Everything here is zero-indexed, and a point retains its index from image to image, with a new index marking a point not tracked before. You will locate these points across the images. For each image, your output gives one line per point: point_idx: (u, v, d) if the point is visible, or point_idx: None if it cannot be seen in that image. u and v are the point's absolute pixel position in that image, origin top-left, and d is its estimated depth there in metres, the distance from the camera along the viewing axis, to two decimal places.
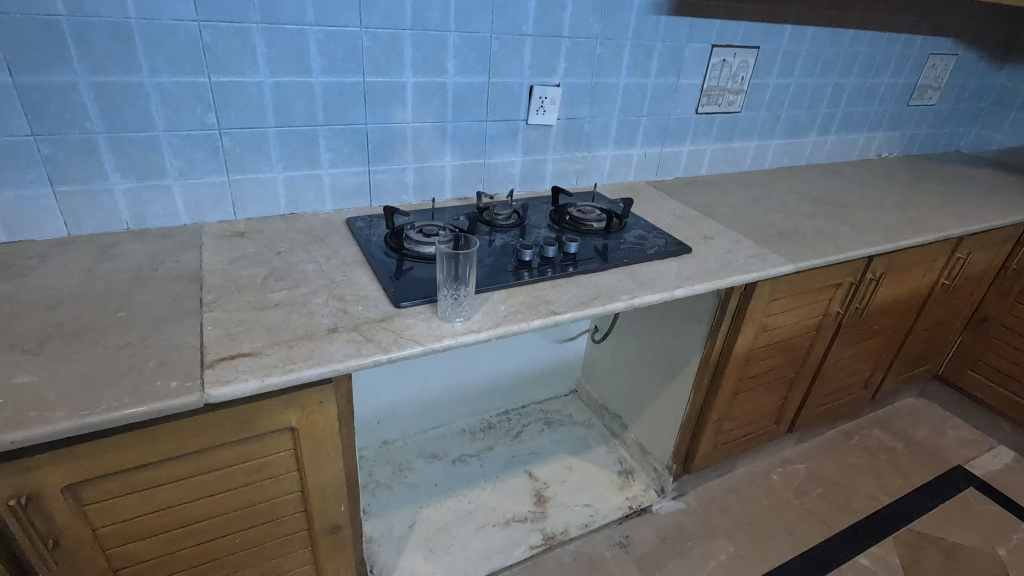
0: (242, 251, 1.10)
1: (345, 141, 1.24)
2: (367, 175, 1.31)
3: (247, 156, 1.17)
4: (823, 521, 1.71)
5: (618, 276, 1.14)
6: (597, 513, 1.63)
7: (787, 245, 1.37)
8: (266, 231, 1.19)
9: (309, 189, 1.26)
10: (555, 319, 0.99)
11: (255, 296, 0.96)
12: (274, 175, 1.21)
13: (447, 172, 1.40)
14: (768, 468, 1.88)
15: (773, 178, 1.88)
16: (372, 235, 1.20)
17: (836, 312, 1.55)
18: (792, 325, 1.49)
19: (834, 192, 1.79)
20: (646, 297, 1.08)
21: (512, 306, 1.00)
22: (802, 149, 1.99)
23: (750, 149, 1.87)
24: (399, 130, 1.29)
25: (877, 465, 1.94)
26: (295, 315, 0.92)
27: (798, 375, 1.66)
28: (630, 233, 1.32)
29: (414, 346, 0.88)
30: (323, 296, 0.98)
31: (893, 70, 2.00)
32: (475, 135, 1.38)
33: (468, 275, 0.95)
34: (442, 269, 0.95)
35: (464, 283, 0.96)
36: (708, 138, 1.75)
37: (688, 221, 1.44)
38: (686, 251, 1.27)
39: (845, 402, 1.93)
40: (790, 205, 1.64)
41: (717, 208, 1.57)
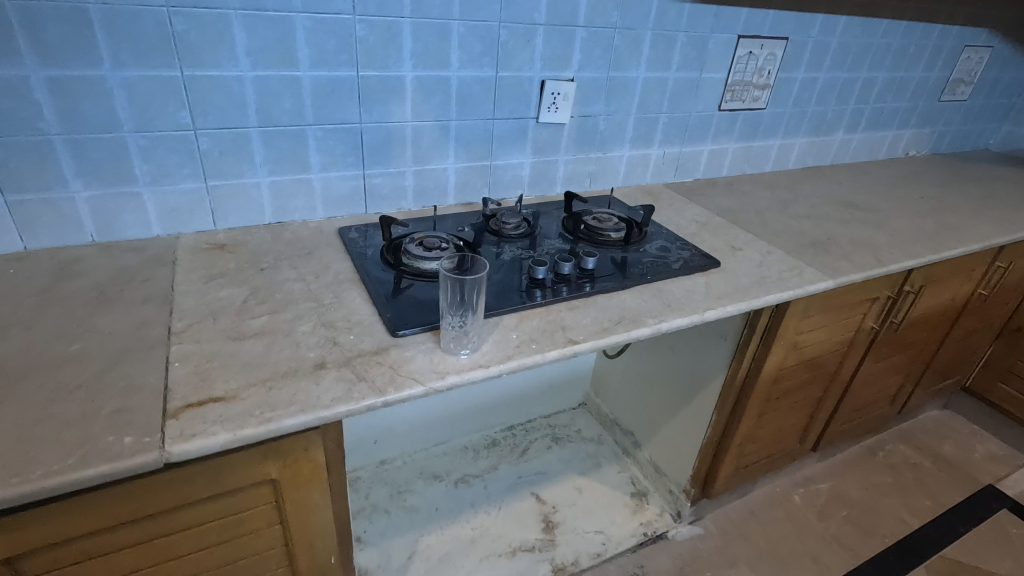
0: (221, 267, 0.98)
1: (337, 141, 1.12)
2: (362, 179, 1.18)
3: (227, 159, 1.04)
4: (850, 548, 1.60)
5: (641, 295, 1.02)
6: (609, 541, 1.52)
7: (822, 256, 1.25)
8: (248, 243, 1.07)
9: (297, 195, 1.14)
10: (573, 349, 0.87)
11: (232, 322, 0.85)
12: (257, 180, 1.09)
13: (451, 176, 1.27)
14: (789, 488, 1.77)
15: (798, 180, 1.75)
16: (367, 248, 1.08)
17: (870, 327, 1.43)
18: (824, 341, 1.38)
19: (864, 195, 1.66)
20: (673, 322, 0.96)
21: (525, 333, 0.89)
22: (828, 147, 1.87)
23: (774, 148, 1.74)
24: (397, 130, 1.16)
25: (903, 484, 1.83)
26: (277, 347, 0.80)
27: (826, 392, 1.55)
28: (651, 244, 1.20)
29: (413, 386, 0.76)
30: (310, 323, 0.86)
31: (927, 63, 1.87)
32: (480, 135, 1.25)
33: (476, 302, 0.84)
34: (446, 293, 0.83)
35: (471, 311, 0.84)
36: (731, 136, 1.62)
37: (713, 230, 1.31)
38: (713, 265, 1.15)
39: (871, 418, 1.82)
40: (820, 210, 1.51)
41: (742, 213, 1.44)
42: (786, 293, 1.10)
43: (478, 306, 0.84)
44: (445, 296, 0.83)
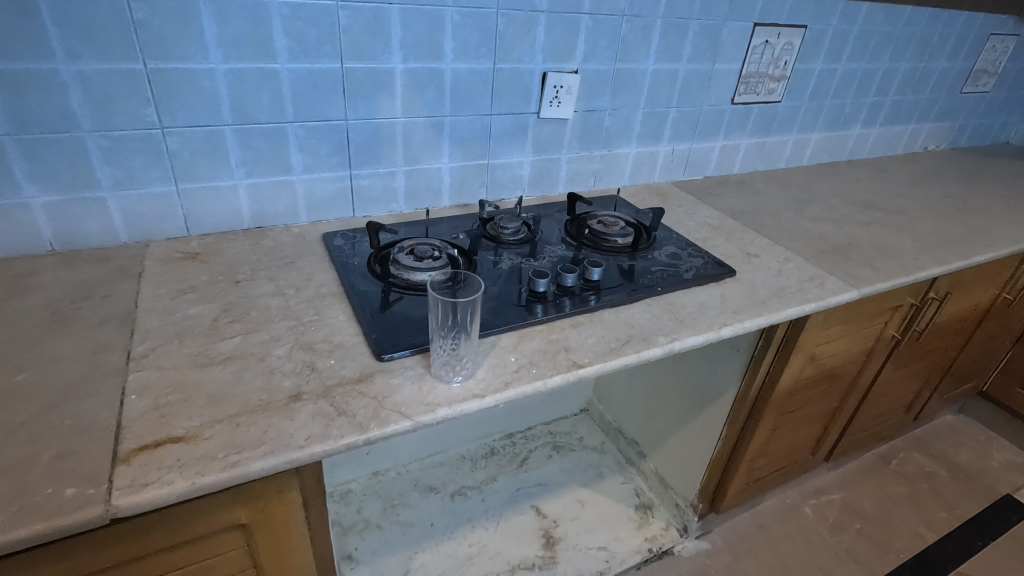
0: (192, 280, 0.90)
1: (320, 140, 1.03)
2: (349, 179, 1.09)
3: (199, 161, 0.95)
4: (864, 564, 1.53)
5: (652, 310, 0.94)
6: (613, 558, 1.45)
7: (844, 263, 1.16)
8: (225, 252, 0.98)
9: (278, 198, 1.05)
10: (578, 373, 0.79)
11: (199, 345, 0.76)
12: (234, 183, 1.00)
13: (445, 176, 1.18)
14: (799, 500, 1.70)
15: (813, 177, 1.66)
16: (353, 256, 0.99)
17: (890, 336, 1.35)
18: (842, 352, 1.30)
19: (884, 194, 1.57)
20: (687, 340, 0.88)
21: (524, 356, 0.80)
22: (844, 142, 1.77)
23: (789, 143, 1.65)
24: (387, 128, 1.07)
25: (918, 495, 1.76)
26: (248, 375, 0.72)
27: (842, 403, 1.47)
28: (661, 251, 1.11)
29: (399, 421, 0.68)
30: (287, 345, 0.78)
31: (950, 53, 1.77)
32: (477, 132, 1.16)
33: (470, 324, 0.76)
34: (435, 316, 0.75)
35: (465, 333, 0.76)
36: (743, 131, 1.53)
37: (727, 234, 1.23)
38: (729, 274, 1.06)
39: (886, 426, 1.75)
40: (839, 211, 1.43)
41: (756, 215, 1.36)
42: (808, 306, 1.01)
43: (472, 328, 0.76)
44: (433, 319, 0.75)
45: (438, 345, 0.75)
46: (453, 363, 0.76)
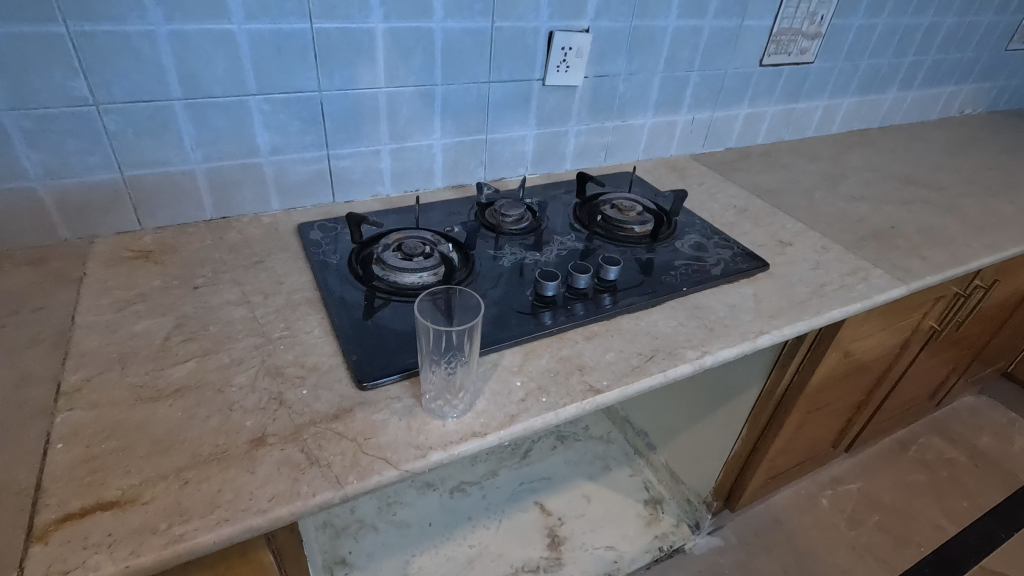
0: (142, 287, 0.77)
1: (290, 116, 0.88)
2: (326, 160, 0.95)
3: (145, 143, 0.81)
4: (883, 560, 1.47)
5: (677, 317, 0.81)
6: (622, 558, 1.38)
7: (889, 252, 1.03)
8: (182, 249, 0.85)
9: (244, 184, 0.91)
10: (595, 400, 0.67)
11: (145, 373, 0.64)
12: (190, 168, 0.86)
13: (438, 154, 1.04)
14: (815, 491, 1.62)
15: (844, 147, 1.51)
16: (331, 254, 0.86)
17: (928, 328, 1.24)
18: (877, 346, 1.18)
19: (923, 167, 1.43)
20: (719, 354, 0.76)
21: (531, 379, 0.68)
22: (877, 108, 1.61)
23: (818, 110, 1.49)
24: (368, 100, 0.92)
25: (938, 484, 1.69)
26: (201, 412, 0.60)
27: (869, 396, 1.37)
28: (684, 241, 0.98)
29: (384, 470, 0.57)
30: (251, 372, 0.65)
31: (999, 5, 1.58)
32: (473, 103, 1.01)
33: (468, 349, 0.64)
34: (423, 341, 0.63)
35: (464, 359, 0.64)
36: (770, 98, 1.37)
37: (754, 219, 1.09)
38: (761, 267, 0.93)
39: (908, 414, 1.66)
40: (876, 188, 1.29)
41: (785, 194, 1.22)
42: (853, 306, 0.89)
43: (471, 354, 0.64)
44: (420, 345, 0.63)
45: (430, 374, 0.64)
46: (449, 394, 0.64)
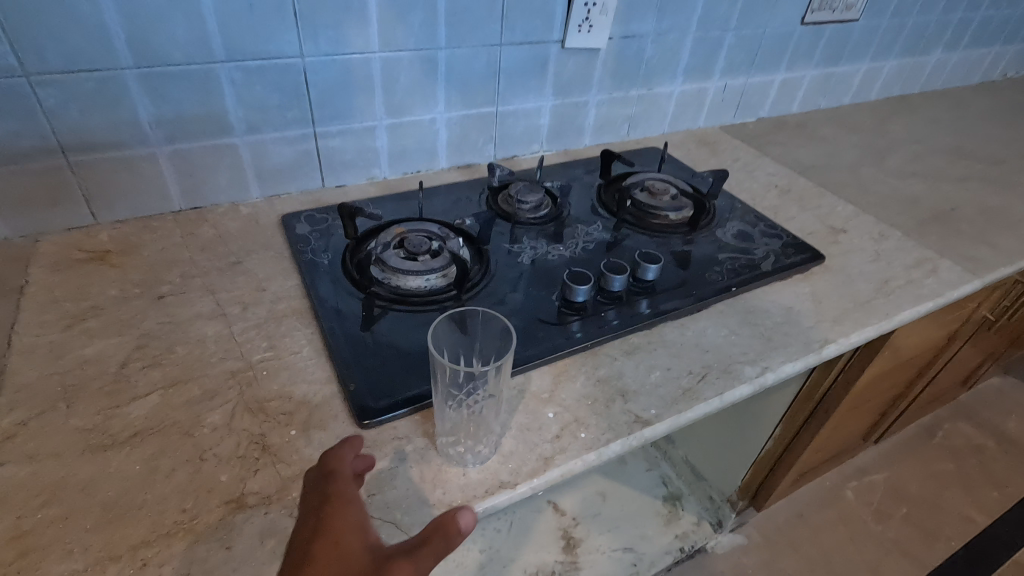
0: (96, 298, 0.64)
1: (267, 87, 0.74)
2: (313, 139, 0.81)
3: (92, 122, 0.67)
4: (912, 556, 1.40)
5: (728, 324, 0.70)
6: (642, 560, 1.32)
7: (953, 238, 0.92)
8: (146, 249, 0.72)
9: (216, 169, 0.77)
10: (643, 434, 0.56)
11: (97, 412, 0.52)
12: (150, 151, 0.72)
13: (441, 130, 0.90)
14: (840, 482, 1.55)
15: (885, 116, 1.38)
16: (322, 251, 0.74)
17: (979, 317, 1.13)
18: (926, 339, 1.08)
19: (973, 138, 1.30)
20: (781, 370, 0.65)
21: (566, 408, 0.57)
22: (919, 71, 1.47)
23: (858, 74, 1.35)
24: (360, 68, 0.78)
25: (966, 472, 1.62)
26: (165, 465, 0.49)
27: (907, 388, 1.27)
28: (725, 229, 0.86)
29: (394, 538, 0.46)
30: (226, 408, 0.54)
31: None
32: (482, 70, 0.87)
33: (495, 385, 0.53)
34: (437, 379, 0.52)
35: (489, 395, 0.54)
36: (810, 61, 1.23)
37: (800, 201, 0.97)
38: (816, 260, 0.81)
39: (937, 401, 1.57)
40: (927, 163, 1.16)
41: (830, 171, 1.09)
42: (925, 306, 0.77)
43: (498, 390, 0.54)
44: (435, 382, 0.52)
45: (446, 416, 0.52)
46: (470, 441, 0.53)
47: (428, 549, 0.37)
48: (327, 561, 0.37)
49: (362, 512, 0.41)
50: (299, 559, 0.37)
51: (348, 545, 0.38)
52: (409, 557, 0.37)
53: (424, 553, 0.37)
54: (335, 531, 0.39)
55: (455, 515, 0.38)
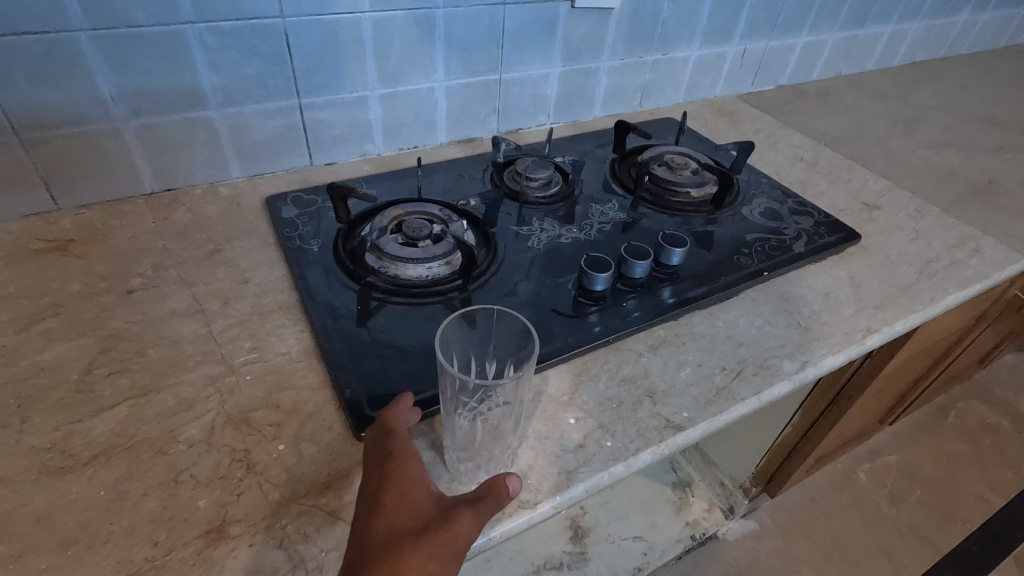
0: (57, 294, 0.57)
1: (243, 53, 0.66)
2: (298, 112, 0.73)
3: (43, 92, 0.59)
4: (927, 539, 1.37)
5: (761, 313, 0.63)
6: (652, 549, 1.28)
7: (994, 214, 0.85)
8: (114, 237, 0.64)
9: (191, 146, 0.70)
10: (675, 441, 0.50)
11: (56, 429, 0.46)
12: (114, 125, 0.64)
13: (440, 101, 0.82)
14: (853, 465, 1.51)
15: (910, 83, 1.29)
16: (312, 237, 0.67)
17: (1010, 296, 1.07)
18: (956, 321, 1.02)
19: (1004, 105, 1.22)
20: (822, 365, 0.58)
21: (589, 414, 0.51)
22: (945, 34, 1.38)
23: (883, 37, 1.26)
24: (349, 30, 0.70)
25: (981, 452, 1.58)
26: (134, 491, 0.42)
27: (929, 370, 1.22)
28: (752, 206, 0.79)
29: None
30: (205, 420, 0.47)
31: None
32: (485, 33, 0.78)
33: (514, 396, 0.47)
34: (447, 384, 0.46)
35: (507, 407, 0.47)
36: (834, 23, 1.14)
37: (828, 175, 0.90)
38: (852, 239, 0.75)
39: (954, 381, 1.53)
40: (958, 133, 1.09)
41: (857, 142, 1.02)
42: (971, 289, 0.71)
43: (518, 401, 0.47)
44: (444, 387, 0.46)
45: (456, 424, 0.47)
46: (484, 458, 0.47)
47: (487, 504, 0.38)
48: (394, 512, 0.37)
49: (422, 465, 0.41)
50: (367, 511, 0.38)
51: (413, 496, 0.38)
52: (471, 508, 0.37)
53: (485, 507, 0.37)
54: (400, 484, 0.39)
55: (505, 478, 0.38)
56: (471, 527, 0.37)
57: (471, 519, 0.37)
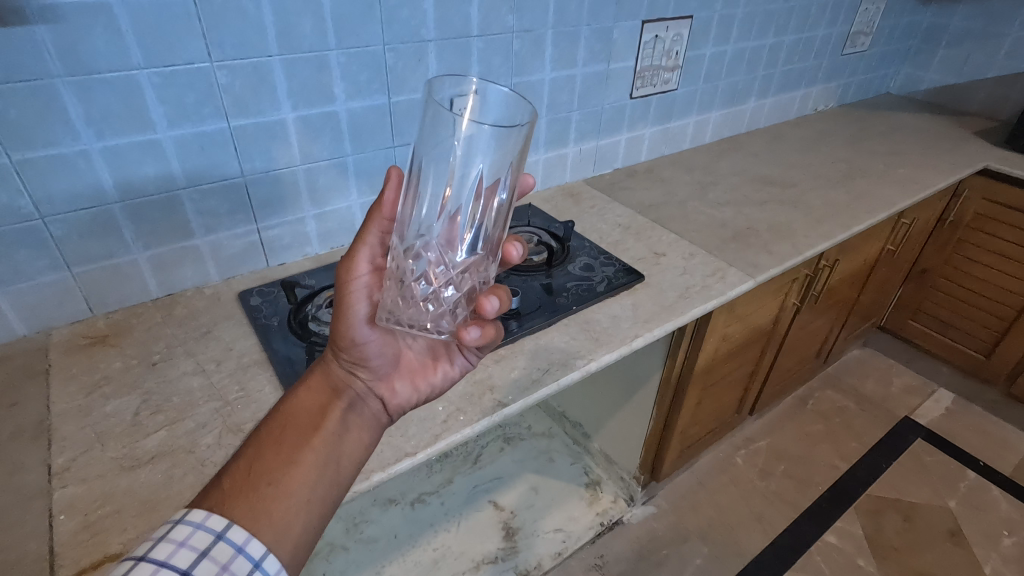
0: (104, 370, 0.88)
1: (218, 201, 1.00)
2: (256, 233, 1.08)
3: (90, 243, 0.91)
4: (790, 502, 1.72)
5: (570, 332, 1.00)
6: (569, 537, 1.57)
7: (743, 251, 1.26)
8: (135, 330, 0.96)
9: (184, 263, 1.02)
10: (504, 411, 0.84)
11: (123, 447, 0.76)
12: (133, 257, 0.96)
13: (357, 212, 1.18)
14: (731, 452, 1.87)
15: (716, 155, 1.75)
16: (272, 315, 1.00)
17: (792, 303, 1.49)
18: (752, 325, 1.41)
19: (780, 166, 1.68)
20: (602, 359, 0.94)
21: (452, 403, 0.85)
22: (742, 116, 1.86)
23: (690, 125, 1.72)
24: (288, 176, 1.05)
25: (833, 429, 1.97)
26: (178, 473, 0.73)
27: (758, 365, 1.61)
28: (575, 264, 1.16)
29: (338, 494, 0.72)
30: (215, 432, 0.78)
31: (828, 21, 1.86)
32: (383, 165, 1.16)
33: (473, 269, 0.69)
34: (447, 120, 0.61)
35: (457, 283, 0.69)
36: (646, 122, 1.58)
37: (637, 235, 1.30)
38: (638, 279, 1.13)
39: (800, 374, 1.92)
40: (739, 192, 1.52)
41: (664, 207, 1.43)
42: (711, 302, 1.10)
43: (474, 284, 0.69)
44: (432, 129, 0.62)
45: (411, 191, 0.66)
46: (404, 317, 0.66)
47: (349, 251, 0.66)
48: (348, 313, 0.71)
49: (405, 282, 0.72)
50: None
51: None
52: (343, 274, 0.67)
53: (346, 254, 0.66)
54: None
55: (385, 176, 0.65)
56: (351, 263, 0.65)
57: (351, 258, 0.66)
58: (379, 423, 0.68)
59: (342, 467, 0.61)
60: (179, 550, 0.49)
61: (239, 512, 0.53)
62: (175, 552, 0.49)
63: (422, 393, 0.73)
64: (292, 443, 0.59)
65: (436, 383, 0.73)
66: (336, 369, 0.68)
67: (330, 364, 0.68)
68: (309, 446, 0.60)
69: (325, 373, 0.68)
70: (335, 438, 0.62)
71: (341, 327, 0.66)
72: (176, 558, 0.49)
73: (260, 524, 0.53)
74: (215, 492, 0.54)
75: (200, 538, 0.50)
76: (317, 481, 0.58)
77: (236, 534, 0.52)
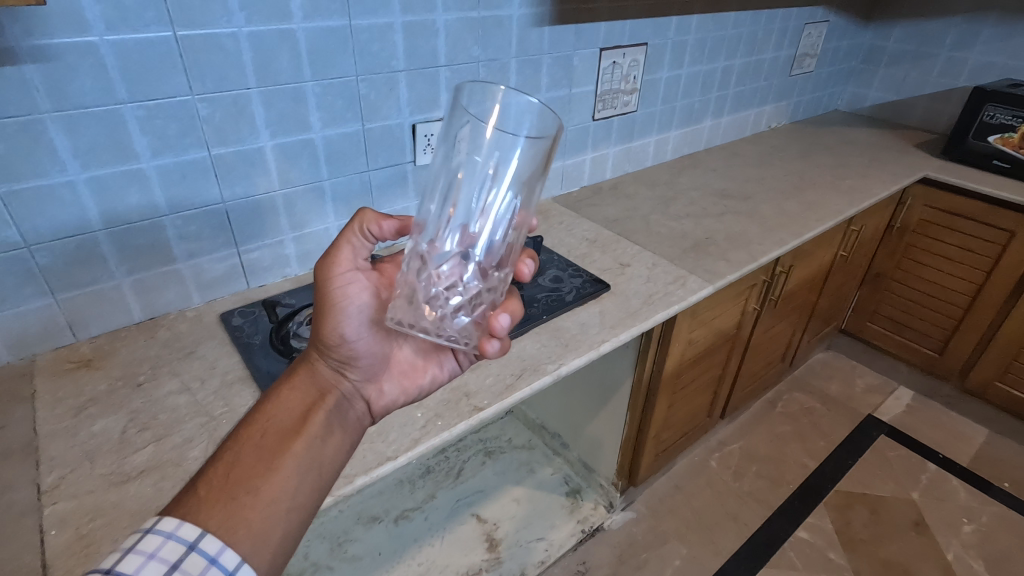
0: (90, 392, 0.90)
1: (200, 225, 1.04)
2: (237, 256, 1.12)
3: (74, 270, 0.94)
4: (763, 501, 1.78)
5: (541, 339, 1.06)
6: (552, 546, 1.61)
7: (702, 259, 1.34)
8: (118, 353, 0.98)
9: (166, 287, 1.06)
10: (481, 415, 0.89)
11: (112, 463, 0.78)
12: (117, 282, 1.00)
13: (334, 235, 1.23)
14: (705, 456, 1.93)
15: (677, 171, 1.84)
16: (254, 334, 1.03)
17: (753, 308, 1.57)
18: (716, 330, 1.49)
19: (737, 180, 1.78)
20: (572, 364, 1.00)
21: (430, 409, 0.89)
22: (699, 134, 1.97)
23: (651, 144, 1.82)
24: (267, 201, 1.10)
25: (801, 429, 2.05)
26: (168, 485, 0.76)
27: (725, 369, 1.68)
28: (545, 276, 1.23)
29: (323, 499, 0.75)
30: (202, 446, 0.82)
31: (775, 45, 1.99)
32: (359, 188, 1.21)
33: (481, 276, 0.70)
34: (461, 128, 0.68)
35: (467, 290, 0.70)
36: (609, 141, 1.67)
37: (603, 248, 1.37)
38: (604, 288, 1.20)
39: (767, 377, 2.01)
40: (698, 205, 1.61)
41: (628, 222, 1.51)
42: (674, 308, 1.17)
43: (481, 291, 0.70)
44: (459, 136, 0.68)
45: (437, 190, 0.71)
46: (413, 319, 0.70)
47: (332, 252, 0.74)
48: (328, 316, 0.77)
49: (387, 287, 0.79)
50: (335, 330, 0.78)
51: None
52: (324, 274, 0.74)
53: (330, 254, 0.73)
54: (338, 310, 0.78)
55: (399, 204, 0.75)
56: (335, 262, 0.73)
57: (335, 257, 0.73)
58: (361, 423, 0.73)
59: (323, 469, 0.65)
60: (148, 561, 0.51)
61: (214, 523, 0.55)
62: (145, 563, 0.51)
63: (404, 394, 0.79)
64: (273, 449, 0.62)
65: (418, 384, 0.80)
66: (321, 369, 0.73)
67: (315, 363, 0.73)
68: (291, 450, 0.63)
69: (311, 373, 0.72)
70: (318, 441, 0.66)
71: (328, 325, 0.72)
72: (145, 570, 0.51)
73: (235, 536, 0.55)
74: (194, 499, 0.57)
75: (171, 548, 0.52)
76: (298, 484, 0.61)
77: (208, 545, 0.53)
